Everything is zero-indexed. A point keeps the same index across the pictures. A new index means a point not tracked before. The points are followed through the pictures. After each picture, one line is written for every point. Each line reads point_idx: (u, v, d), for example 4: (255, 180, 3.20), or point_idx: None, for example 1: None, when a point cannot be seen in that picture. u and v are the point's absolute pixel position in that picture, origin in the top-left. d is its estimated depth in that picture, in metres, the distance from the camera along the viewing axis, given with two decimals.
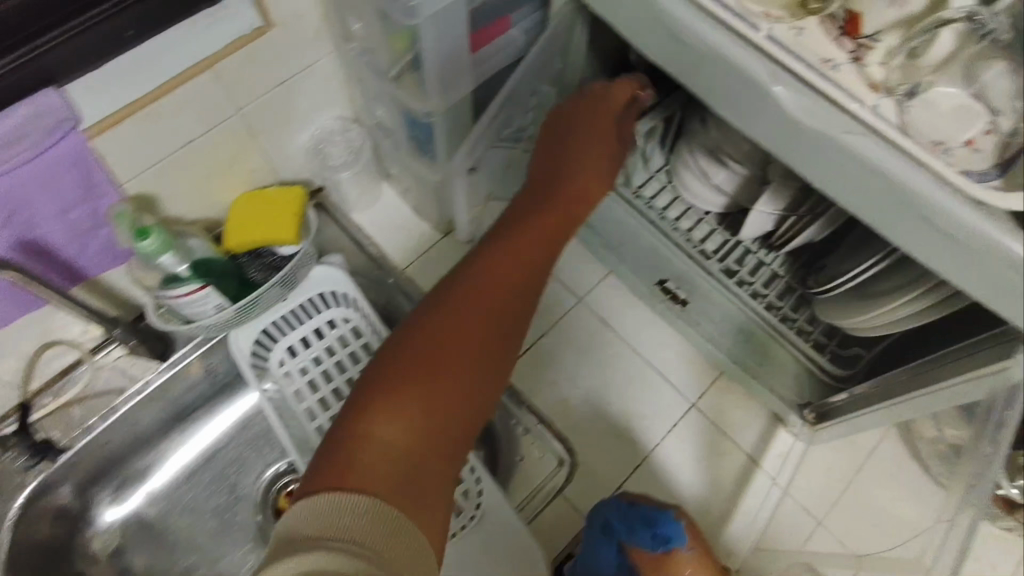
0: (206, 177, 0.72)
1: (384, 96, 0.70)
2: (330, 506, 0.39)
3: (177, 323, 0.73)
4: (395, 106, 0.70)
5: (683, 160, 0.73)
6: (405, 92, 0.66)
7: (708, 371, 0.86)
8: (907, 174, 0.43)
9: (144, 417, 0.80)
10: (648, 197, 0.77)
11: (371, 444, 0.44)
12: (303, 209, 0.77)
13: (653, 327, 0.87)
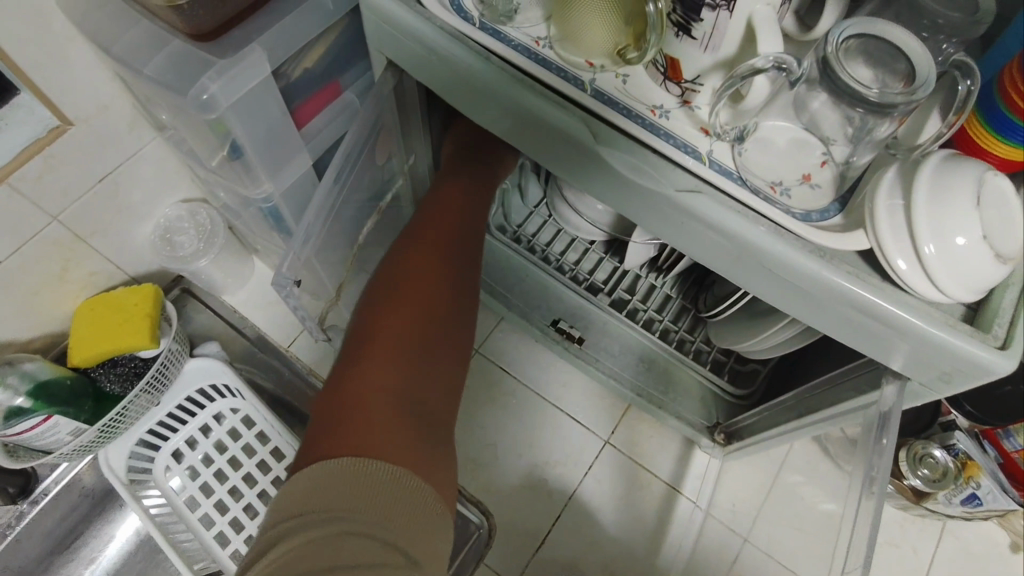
0: (32, 294, 0.64)
1: (216, 181, 0.63)
2: (339, 473, 0.44)
3: (32, 459, 0.66)
4: (231, 191, 0.63)
5: (557, 195, 0.72)
6: (233, 179, 0.59)
7: (617, 402, 0.81)
8: (748, 228, 0.40)
9: (14, 562, 0.72)
10: (530, 235, 0.76)
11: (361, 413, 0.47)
12: (158, 305, 0.70)
13: (555, 365, 0.82)
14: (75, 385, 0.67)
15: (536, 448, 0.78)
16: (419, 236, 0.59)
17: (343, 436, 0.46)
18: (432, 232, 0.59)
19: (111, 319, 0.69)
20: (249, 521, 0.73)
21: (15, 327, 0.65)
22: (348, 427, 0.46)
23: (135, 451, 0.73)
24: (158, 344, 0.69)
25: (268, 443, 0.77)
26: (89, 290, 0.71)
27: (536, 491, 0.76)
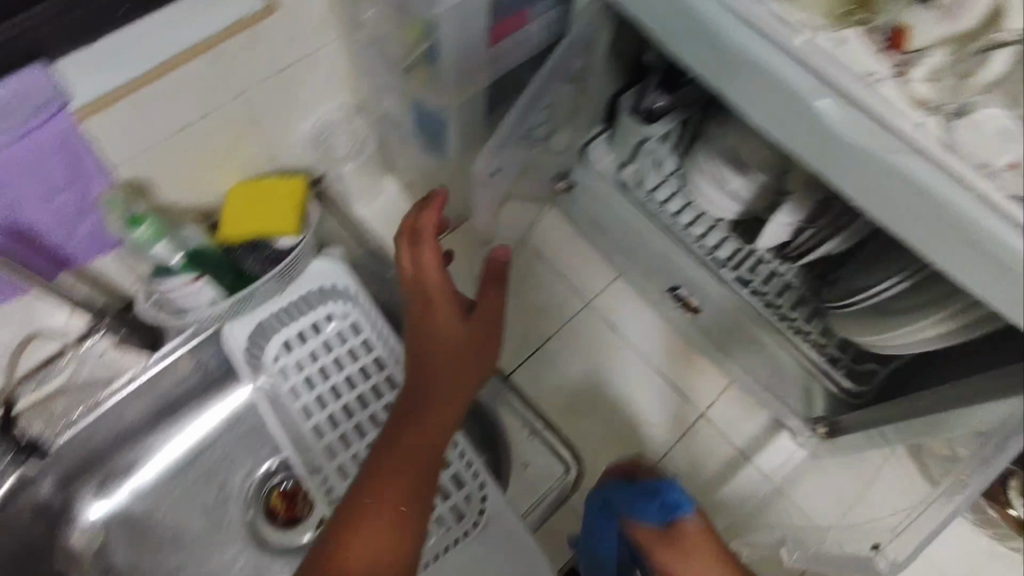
0: (198, 163, 0.68)
1: (392, 85, 0.66)
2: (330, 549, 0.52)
3: (171, 315, 0.71)
4: (403, 97, 0.66)
5: (698, 166, 0.71)
6: (415, 83, 0.62)
7: (717, 380, 0.82)
8: (950, 197, 0.40)
9: (132, 409, 0.77)
10: (659, 200, 0.77)
11: (379, 504, 0.53)
12: (304, 198, 0.74)
13: (663, 335, 0.82)
14: (221, 256, 0.71)
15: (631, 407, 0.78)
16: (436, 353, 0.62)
17: (363, 514, 0.53)
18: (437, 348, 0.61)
19: (264, 203, 0.73)
20: (346, 419, 0.76)
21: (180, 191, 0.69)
22: (380, 495, 0.54)
23: (253, 333, 0.78)
24: (300, 234, 0.73)
25: (372, 351, 0.80)
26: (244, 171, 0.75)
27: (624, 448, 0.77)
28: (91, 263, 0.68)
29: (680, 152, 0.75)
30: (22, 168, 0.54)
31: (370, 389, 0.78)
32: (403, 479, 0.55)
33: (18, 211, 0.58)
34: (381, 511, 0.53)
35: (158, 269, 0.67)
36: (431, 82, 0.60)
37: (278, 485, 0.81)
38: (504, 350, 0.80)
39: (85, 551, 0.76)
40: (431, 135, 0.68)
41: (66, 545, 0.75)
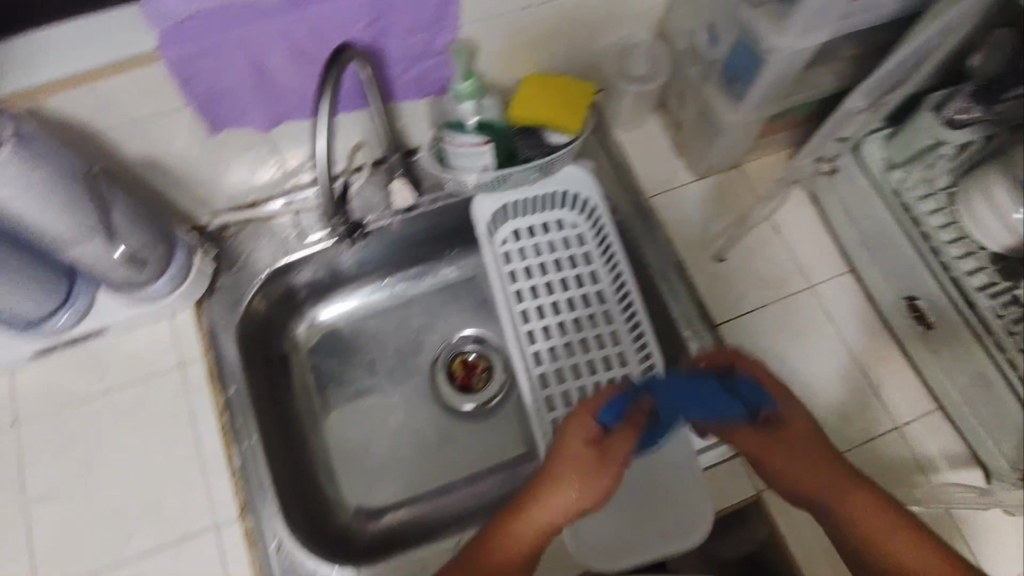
0: (519, 44, 0.73)
1: (726, 15, 0.67)
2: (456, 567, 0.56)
3: (444, 169, 0.77)
4: (733, 29, 0.67)
5: (976, 186, 0.67)
6: (759, 16, 0.63)
7: (927, 405, 0.76)
8: None
9: (374, 243, 0.86)
10: (919, 210, 0.73)
11: (508, 538, 0.56)
12: (589, 101, 0.78)
13: (882, 344, 0.79)
14: (506, 132, 0.77)
15: (830, 401, 0.75)
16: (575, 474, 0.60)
17: (492, 546, 0.56)
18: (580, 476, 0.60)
19: (553, 98, 0.77)
20: (553, 313, 0.83)
21: (493, 63, 0.75)
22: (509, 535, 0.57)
23: (496, 211, 0.84)
24: (575, 137, 0.78)
25: (589, 264, 0.86)
26: (544, 64, 0.79)
27: None
28: (406, 101, 0.75)
29: (965, 168, 0.70)
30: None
31: (580, 295, 0.84)
32: (538, 523, 0.57)
33: (384, 36, 0.65)
34: (513, 532, 0.57)
35: (453, 125, 0.74)
36: (778, 18, 0.61)
37: (464, 351, 0.89)
38: (713, 299, 0.79)
39: (301, 345, 0.87)
40: (742, 74, 0.69)
41: (286, 336, 0.86)
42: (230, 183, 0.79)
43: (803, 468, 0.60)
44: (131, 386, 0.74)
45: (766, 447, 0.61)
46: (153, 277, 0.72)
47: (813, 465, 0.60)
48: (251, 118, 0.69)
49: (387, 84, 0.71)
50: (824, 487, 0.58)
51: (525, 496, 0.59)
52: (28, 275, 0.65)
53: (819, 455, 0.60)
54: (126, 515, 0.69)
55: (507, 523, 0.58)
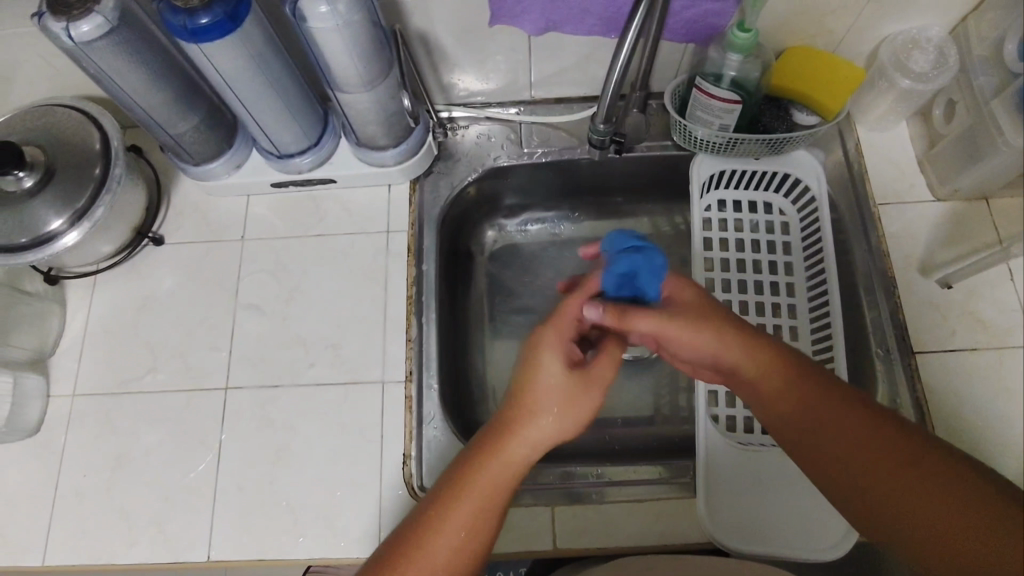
0: (806, 10, 0.70)
1: None
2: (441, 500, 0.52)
3: (681, 117, 0.77)
4: None
5: None
6: None
7: None
8: None
9: (580, 174, 0.87)
10: None
11: (516, 434, 0.52)
12: (856, 86, 0.74)
13: None
14: (756, 98, 0.75)
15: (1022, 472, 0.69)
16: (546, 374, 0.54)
17: (487, 445, 0.53)
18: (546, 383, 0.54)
19: (819, 75, 0.75)
20: (738, 291, 0.81)
21: (770, 25, 0.73)
22: (499, 437, 0.53)
23: (711, 176, 0.83)
24: (827, 120, 0.76)
25: (787, 254, 0.83)
26: (819, 39, 0.76)
27: None
28: (675, 40, 0.74)
29: None
30: None
31: (769, 282, 0.81)
32: (540, 412, 0.52)
33: None
34: (513, 426, 0.53)
35: (710, 76, 0.73)
36: None
37: None
38: (916, 326, 0.74)
39: (482, 249, 0.91)
40: None
41: (472, 236, 0.90)
42: (474, 79, 0.82)
43: (833, 433, 0.56)
44: (342, 236, 0.81)
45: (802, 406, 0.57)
46: (391, 144, 0.77)
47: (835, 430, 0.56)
48: (524, 20, 0.71)
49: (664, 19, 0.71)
50: (856, 467, 0.55)
51: (490, 436, 0.53)
52: (298, 109, 0.71)
53: (807, 392, 0.57)
54: (311, 346, 0.76)
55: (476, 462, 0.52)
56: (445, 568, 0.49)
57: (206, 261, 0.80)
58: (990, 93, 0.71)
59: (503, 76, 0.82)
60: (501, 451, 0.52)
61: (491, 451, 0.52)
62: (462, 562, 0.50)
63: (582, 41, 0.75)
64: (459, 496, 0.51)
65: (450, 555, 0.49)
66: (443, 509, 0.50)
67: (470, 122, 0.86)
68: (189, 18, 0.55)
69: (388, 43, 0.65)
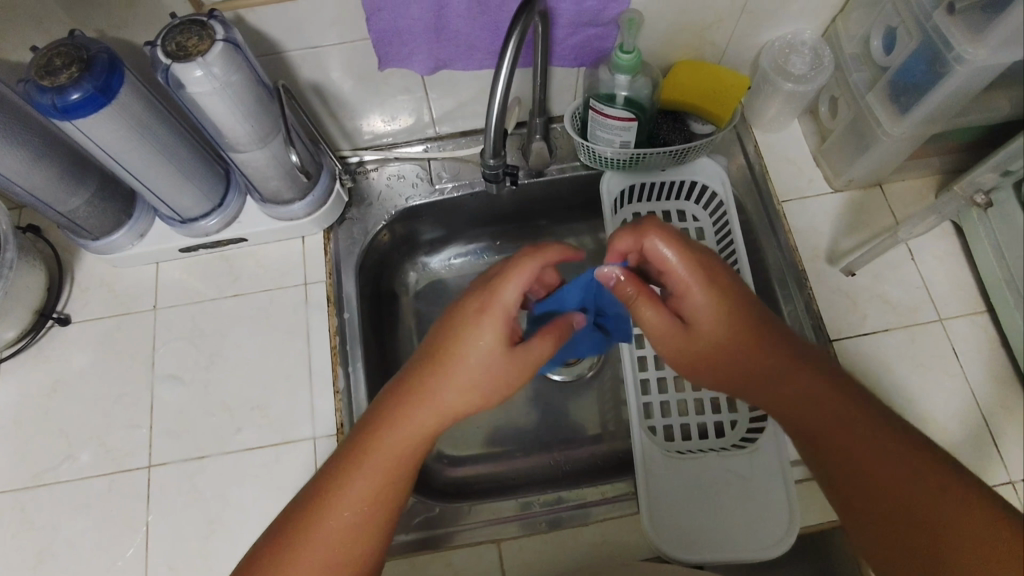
0: (682, 26, 0.73)
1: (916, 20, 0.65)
2: (354, 436, 0.55)
3: (582, 140, 0.79)
4: (923, 34, 0.65)
5: None
6: (953, 23, 0.61)
7: None
8: None
9: (494, 204, 0.88)
10: None
11: (424, 405, 0.54)
12: (741, 93, 0.77)
13: (1010, 391, 0.73)
14: (650, 112, 0.77)
15: (946, 443, 0.71)
16: (417, 376, 0.55)
17: (408, 403, 0.55)
18: (419, 394, 0.55)
19: (707, 85, 0.78)
20: None
21: (652, 41, 0.75)
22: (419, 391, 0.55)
23: (622, 191, 0.85)
24: (721, 127, 0.79)
25: None
26: (702, 52, 0.79)
27: None
28: (564, 66, 0.75)
29: None
30: None
31: None
32: (414, 419, 0.54)
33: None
34: (427, 393, 0.55)
35: (602, 98, 0.75)
36: (976, 29, 0.60)
37: None
38: (829, 316, 0.76)
39: (408, 288, 0.91)
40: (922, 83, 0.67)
41: (395, 277, 0.90)
42: (377, 123, 0.82)
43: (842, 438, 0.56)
44: (257, 294, 0.79)
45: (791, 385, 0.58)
46: (297, 197, 0.76)
47: (852, 426, 0.55)
48: (413, 61, 0.71)
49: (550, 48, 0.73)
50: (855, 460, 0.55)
51: (404, 381, 0.55)
52: (193, 173, 0.70)
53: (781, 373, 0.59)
54: (236, 410, 0.74)
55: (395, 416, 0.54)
56: (351, 530, 0.53)
57: (117, 335, 0.77)
58: (864, 88, 0.74)
59: (405, 116, 0.82)
60: (418, 406, 0.54)
61: (413, 400, 0.55)
62: (369, 529, 0.53)
63: (475, 75, 0.76)
64: (362, 461, 0.54)
65: (366, 499, 0.53)
66: (352, 463, 0.54)
67: (380, 164, 0.86)
68: (57, 96, 0.54)
69: (275, 98, 0.65)
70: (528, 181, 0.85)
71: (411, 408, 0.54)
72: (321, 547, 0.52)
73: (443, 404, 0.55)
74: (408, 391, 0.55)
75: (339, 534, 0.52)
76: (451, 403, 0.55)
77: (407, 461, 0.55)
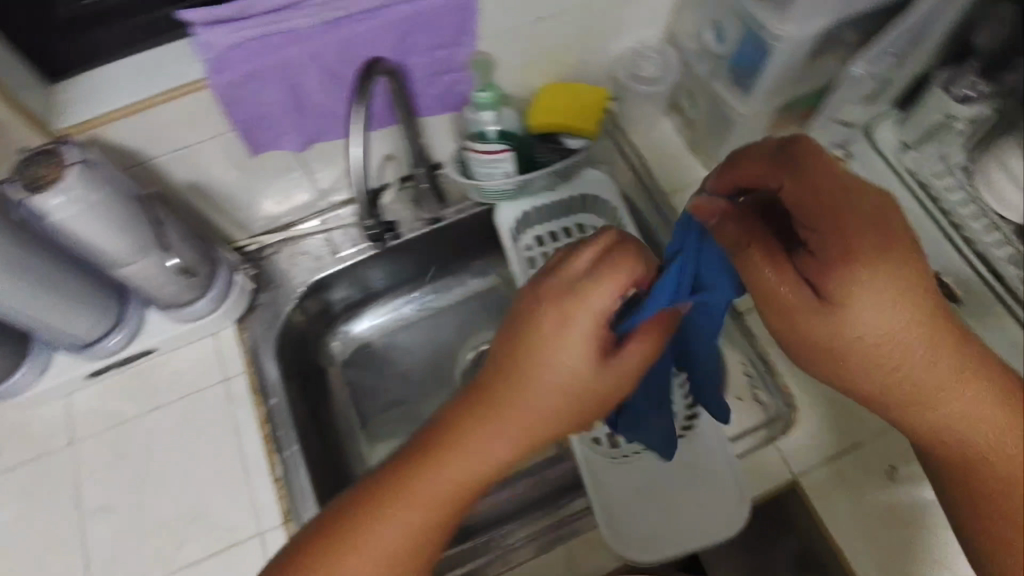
0: (531, 56, 0.77)
1: (731, 11, 0.71)
2: (418, 446, 0.49)
3: (466, 178, 0.81)
4: (740, 21, 0.70)
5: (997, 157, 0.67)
6: (761, 6, 0.66)
7: None
8: None
9: (401, 258, 0.89)
10: None
11: (494, 422, 0.48)
12: (602, 106, 0.82)
13: None
14: (522, 140, 0.80)
15: None
16: (500, 391, 0.48)
17: (489, 417, 0.48)
18: (508, 406, 0.48)
19: (569, 104, 0.81)
20: None
21: (508, 74, 0.79)
22: (500, 404, 0.48)
23: (518, 218, 0.86)
24: (592, 140, 0.82)
25: None
26: (558, 75, 0.83)
27: (850, 414, 0.71)
28: (431, 116, 0.79)
29: (986, 146, 0.69)
30: (426, 18, 0.66)
31: None
32: (498, 436, 0.48)
33: (407, 54, 0.70)
34: (511, 410, 0.48)
35: (474, 136, 0.78)
36: (780, 7, 0.65)
37: None
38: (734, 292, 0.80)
39: (336, 358, 0.90)
40: (753, 63, 0.72)
41: (319, 352, 0.89)
42: (267, 206, 0.83)
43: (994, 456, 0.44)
44: (176, 402, 0.77)
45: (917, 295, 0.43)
46: (196, 296, 0.76)
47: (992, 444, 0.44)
48: (283, 141, 0.73)
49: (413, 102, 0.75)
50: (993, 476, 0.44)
51: (477, 394, 0.49)
52: (81, 296, 0.69)
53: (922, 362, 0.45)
54: (176, 526, 0.71)
55: (460, 443, 0.48)
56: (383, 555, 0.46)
57: (37, 479, 0.74)
58: (710, 77, 0.79)
59: (292, 195, 0.83)
60: (501, 415, 0.48)
61: (488, 414, 0.48)
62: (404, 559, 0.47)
63: (349, 142, 0.78)
64: (425, 472, 0.47)
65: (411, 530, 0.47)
66: (404, 473, 0.47)
67: (279, 245, 0.87)
68: None
69: (146, 207, 0.65)
70: (428, 229, 0.87)
71: (499, 434, 0.48)
72: (356, 564, 0.45)
73: (502, 441, 0.48)
74: (476, 401, 0.49)
75: (374, 558, 0.46)
76: (507, 430, 0.48)
77: (458, 502, 0.48)
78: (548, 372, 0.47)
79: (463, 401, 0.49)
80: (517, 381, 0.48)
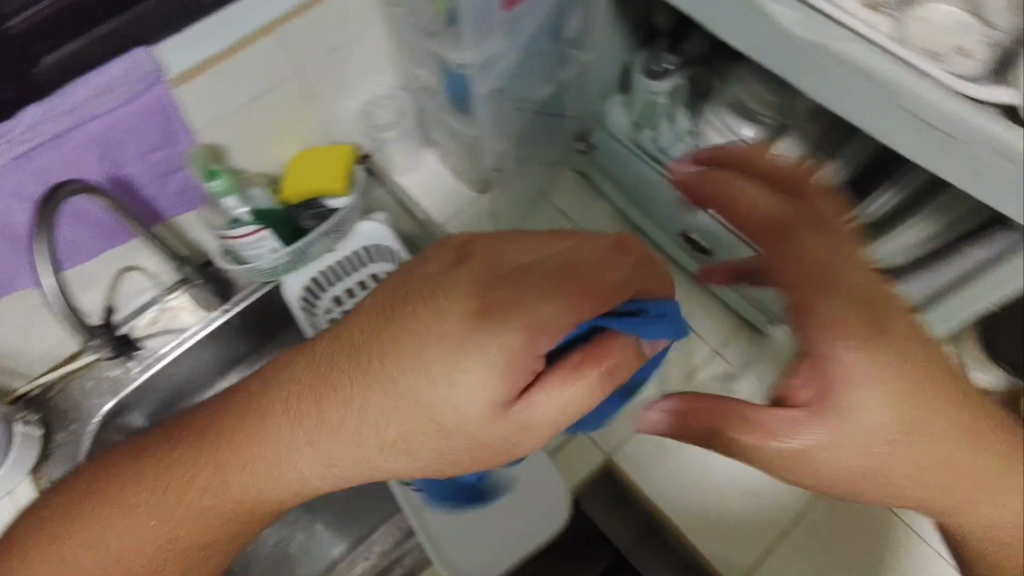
0: (262, 136, 0.80)
1: (426, 53, 0.74)
2: (290, 378, 0.48)
3: (237, 264, 0.81)
4: (435, 61, 0.74)
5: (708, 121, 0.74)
6: (442, 45, 0.69)
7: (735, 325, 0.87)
8: (881, 71, 0.47)
9: (202, 361, 0.87)
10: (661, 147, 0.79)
11: (336, 379, 0.46)
12: (350, 162, 0.85)
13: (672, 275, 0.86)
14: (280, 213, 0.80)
15: None
16: (376, 335, 0.45)
17: (346, 372, 0.46)
18: (372, 361, 0.44)
19: (318, 168, 0.84)
20: None
21: (249, 158, 0.81)
22: (372, 366, 0.44)
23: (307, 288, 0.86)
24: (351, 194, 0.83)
25: None
26: (303, 143, 0.86)
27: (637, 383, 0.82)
28: (178, 217, 0.79)
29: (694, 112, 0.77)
30: (123, 129, 0.66)
31: None
32: (350, 384, 0.45)
33: (120, 166, 0.69)
34: (378, 361, 0.44)
35: (229, 222, 0.79)
36: (456, 42, 0.67)
37: None
38: None
39: None
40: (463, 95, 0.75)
41: None
42: (39, 346, 0.80)
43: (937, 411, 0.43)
44: None
45: (825, 268, 0.43)
46: None
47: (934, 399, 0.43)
48: (17, 280, 0.70)
49: (138, 214, 0.75)
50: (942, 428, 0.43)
51: (350, 360, 0.46)
52: None
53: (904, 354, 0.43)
54: None
55: (398, 336, 0.44)
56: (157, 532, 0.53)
57: None
58: (439, 112, 0.84)
59: (63, 334, 0.80)
60: (361, 369, 0.45)
61: (354, 367, 0.45)
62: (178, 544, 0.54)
63: (100, 260, 0.77)
64: (277, 403, 0.48)
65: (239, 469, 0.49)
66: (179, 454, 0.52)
67: (66, 380, 0.83)
68: None
69: None
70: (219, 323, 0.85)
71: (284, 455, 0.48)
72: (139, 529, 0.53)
73: (317, 464, 0.47)
74: (262, 397, 0.49)
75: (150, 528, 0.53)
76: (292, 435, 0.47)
77: (243, 515, 0.52)
78: (434, 365, 0.43)
79: (347, 327, 0.48)
80: (390, 341, 0.44)
